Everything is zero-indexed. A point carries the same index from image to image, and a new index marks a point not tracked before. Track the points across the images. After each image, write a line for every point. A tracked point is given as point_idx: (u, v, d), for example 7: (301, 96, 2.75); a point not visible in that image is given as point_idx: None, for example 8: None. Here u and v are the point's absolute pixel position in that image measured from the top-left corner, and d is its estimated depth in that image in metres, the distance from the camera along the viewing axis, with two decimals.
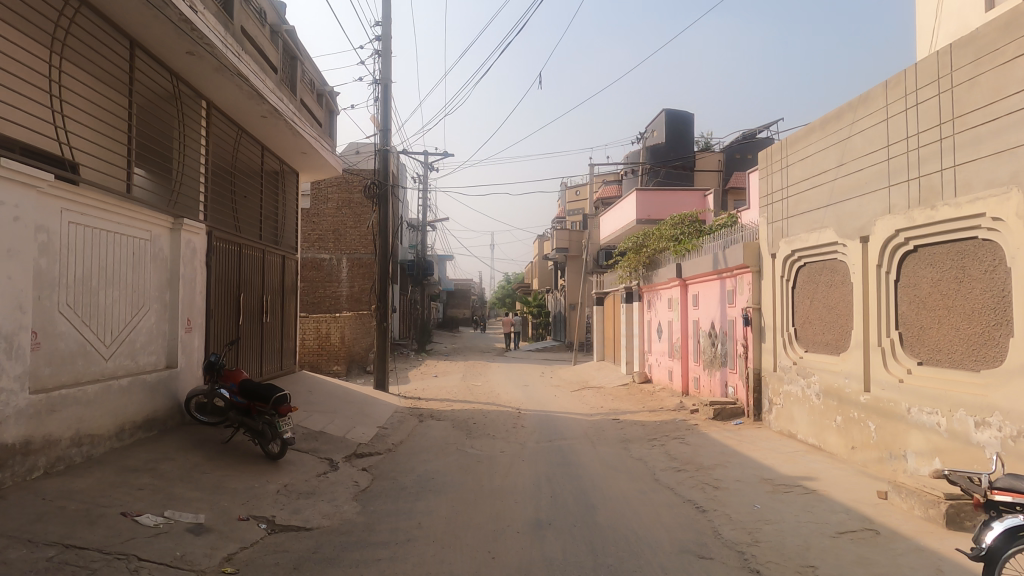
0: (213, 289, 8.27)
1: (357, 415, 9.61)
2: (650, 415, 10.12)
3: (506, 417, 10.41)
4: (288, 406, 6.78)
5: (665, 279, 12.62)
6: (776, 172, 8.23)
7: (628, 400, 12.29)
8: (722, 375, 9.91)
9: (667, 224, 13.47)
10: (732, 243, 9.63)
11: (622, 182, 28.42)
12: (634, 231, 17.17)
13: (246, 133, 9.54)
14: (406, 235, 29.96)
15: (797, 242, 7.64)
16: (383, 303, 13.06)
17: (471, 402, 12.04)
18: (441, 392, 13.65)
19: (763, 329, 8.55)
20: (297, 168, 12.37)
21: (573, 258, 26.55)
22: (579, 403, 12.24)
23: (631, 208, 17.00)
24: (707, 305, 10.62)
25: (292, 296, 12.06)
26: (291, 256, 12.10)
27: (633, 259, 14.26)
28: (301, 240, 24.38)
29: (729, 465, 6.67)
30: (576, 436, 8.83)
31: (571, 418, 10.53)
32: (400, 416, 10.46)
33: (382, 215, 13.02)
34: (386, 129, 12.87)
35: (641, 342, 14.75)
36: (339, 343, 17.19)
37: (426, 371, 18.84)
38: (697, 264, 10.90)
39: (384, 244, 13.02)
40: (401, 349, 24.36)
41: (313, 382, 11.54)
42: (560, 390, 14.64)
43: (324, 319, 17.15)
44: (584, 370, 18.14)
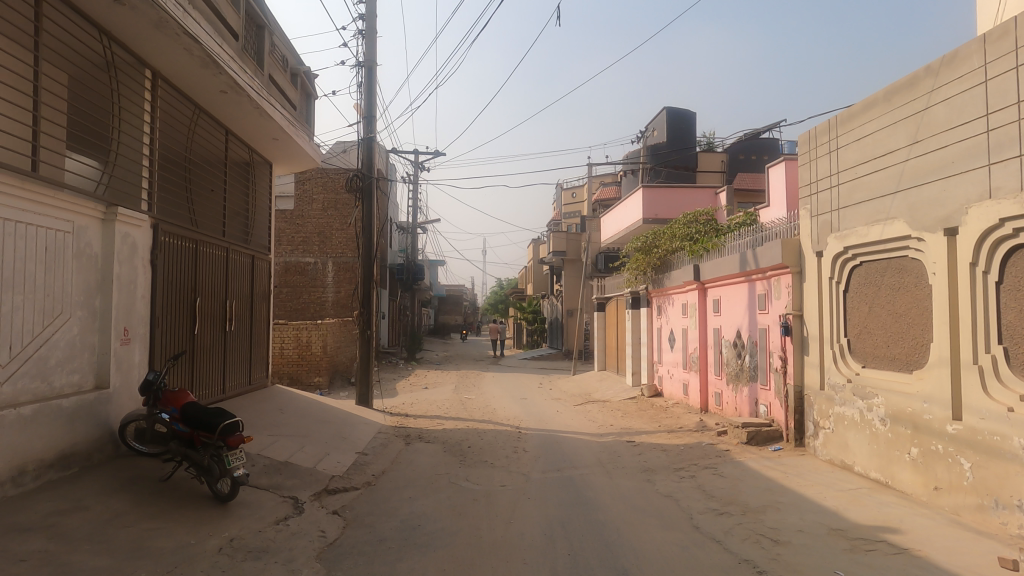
0: (159, 293, 6.99)
1: (334, 439, 8.31)
2: (670, 437, 8.87)
3: (505, 440, 9.13)
4: (237, 437, 5.39)
5: (679, 283, 11.47)
6: (823, 156, 7.09)
7: (639, 416, 11.04)
8: (751, 392, 8.75)
9: (678, 221, 12.32)
10: (763, 240, 8.49)
11: (622, 183, 27.31)
12: (639, 231, 16.02)
13: (206, 113, 8.30)
14: (396, 238, 28.64)
15: (851, 237, 6.49)
16: (368, 310, 11.80)
17: (465, 419, 10.77)
18: (432, 408, 12.38)
19: (806, 340, 7.39)
20: (271, 158, 11.13)
21: (571, 261, 25.36)
22: (585, 421, 11.00)
23: (636, 206, 15.82)
24: (733, 312, 9.47)
25: (264, 302, 10.81)
26: (263, 257, 10.83)
27: (641, 260, 13.09)
28: (284, 243, 23.04)
29: (782, 509, 5.45)
30: (589, 465, 7.59)
31: (579, 440, 9.28)
32: (384, 438, 9.18)
33: (367, 212, 11.78)
34: (370, 115, 11.66)
35: (649, 352, 13.58)
36: (321, 352, 15.86)
37: (416, 383, 17.54)
38: (719, 265, 9.76)
39: (369, 244, 11.78)
40: (389, 359, 23.01)
41: (287, 398, 10.23)
42: (562, 404, 13.38)
43: (305, 326, 15.85)
44: (585, 382, 16.88)
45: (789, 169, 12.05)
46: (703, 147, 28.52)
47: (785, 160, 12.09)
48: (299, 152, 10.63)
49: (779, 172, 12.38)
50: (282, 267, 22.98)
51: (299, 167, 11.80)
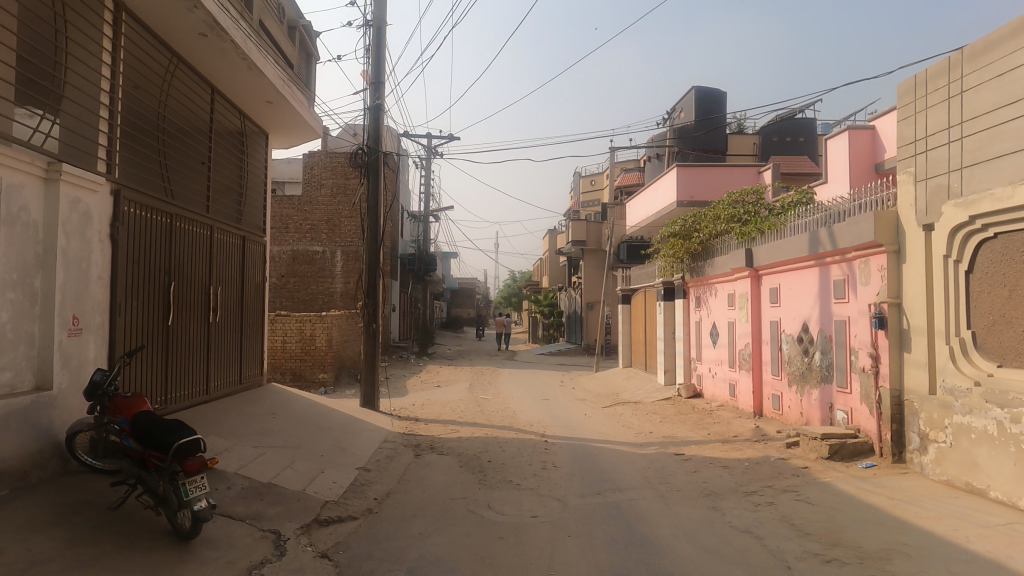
0: (122, 274, 5.78)
1: (333, 450, 7.10)
2: (726, 448, 7.57)
3: (532, 450, 7.88)
4: (197, 462, 4.17)
5: (725, 270, 10.16)
6: (938, 105, 5.76)
7: (681, 421, 9.75)
8: (824, 395, 7.48)
9: (721, 202, 10.98)
10: (840, 217, 7.15)
11: (645, 168, 25.93)
12: (672, 215, 14.69)
13: (185, 65, 7.11)
14: (407, 226, 27.44)
15: (981, 203, 5.16)
16: (373, 299, 10.57)
17: (483, 424, 9.53)
18: (446, 409, 11.16)
19: (906, 334, 6.08)
20: (268, 128, 9.94)
21: (592, 251, 24.05)
22: (620, 425, 9.74)
23: (669, 188, 14.49)
24: (797, 302, 8.16)
25: (258, 291, 9.65)
26: (256, 238, 9.63)
27: (677, 245, 11.72)
28: (291, 231, 21.93)
29: (913, 557, 4.14)
30: (637, 485, 6.31)
31: (617, 451, 8.00)
32: (392, 448, 7.96)
33: (372, 191, 10.54)
34: (377, 80, 10.40)
35: (686, 348, 12.29)
36: (326, 347, 14.69)
37: (428, 379, 16.32)
38: (781, 248, 8.45)
39: (374, 226, 10.55)
40: (400, 354, 21.86)
41: (283, 399, 9.05)
42: (590, 405, 12.10)
43: (308, 319, 14.67)
44: (610, 380, 15.59)
45: (852, 140, 10.87)
46: (731, 130, 27.11)
47: (848, 131, 10.91)
48: (298, 119, 9.42)
49: (840, 144, 11.20)
50: (288, 256, 21.84)
51: (298, 139, 10.58)
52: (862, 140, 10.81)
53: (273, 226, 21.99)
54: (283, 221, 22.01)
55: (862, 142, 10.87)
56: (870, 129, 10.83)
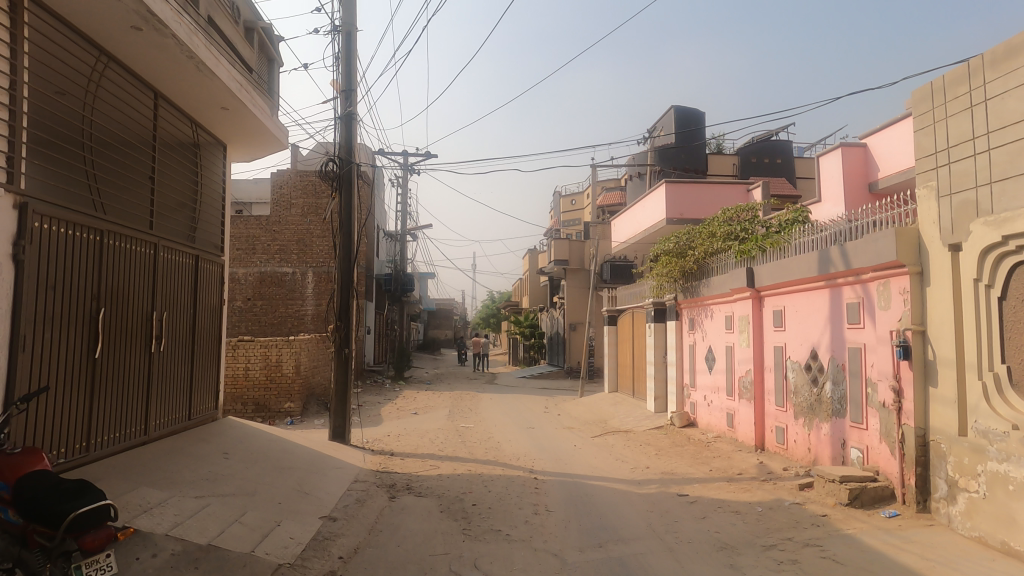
0: (29, 301, 4.91)
1: (289, 497, 6.18)
2: (731, 489, 6.83)
3: (517, 493, 7.05)
4: (99, 537, 3.45)
5: (724, 292, 9.57)
6: (959, 113, 5.19)
7: (678, 455, 8.99)
8: (835, 430, 6.78)
9: (715, 220, 10.44)
10: (853, 234, 6.59)
11: (627, 188, 25.54)
12: (660, 233, 14.13)
13: (119, 65, 6.34)
14: (383, 246, 26.61)
15: (1015, 221, 4.55)
16: (345, 323, 9.71)
17: (462, 460, 8.68)
18: (422, 441, 10.28)
19: (931, 366, 5.43)
20: (225, 138, 9.15)
21: (575, 271, 23.48)
22: (612, 459, 8.96)
23: (656, 206, 13.95)
24: (803, 326, 7.53)
25: (214, 316, 8.79)
26: (212, 259, 8.77)
27: (670, 264, 11.17)
28: (261, 251, 20.99)
29: None
30: (636, 536, 5.53)
31: (611, 492, 7.21)
32: (363, 489, 7.08)
33: (345, 206, 9.76)
34: (348, 87, 9.69)
35: (679, 373, 11.63)
36: (294, 373, 13.71)
37: (404, 407, 15.40)
38: (785, 268, 7.85)
39: (347, 244, 9.74)
40: (374, 379, 20.85)
41: (239, 435, 8.11)
42: (577, 435, 11.32)
43: (274, 343, 13.71)
44: (597, 407, 14.83)
45: (845, 157, 10.17)
46: (713, 150, 26.91)
47: (841, 147, 10.24)
48: (258, 128, 8.65)
49: (832, 161, 10.52)
50: (256, 277, 20.86)
51: (259, 151, 9.79)
52: (855, 157, 10.13)
53: (239, 247, 21.02)
54: (251, 241, 21.07)
55: (855, 160, 10.20)
56: (862, 145, 10.18)
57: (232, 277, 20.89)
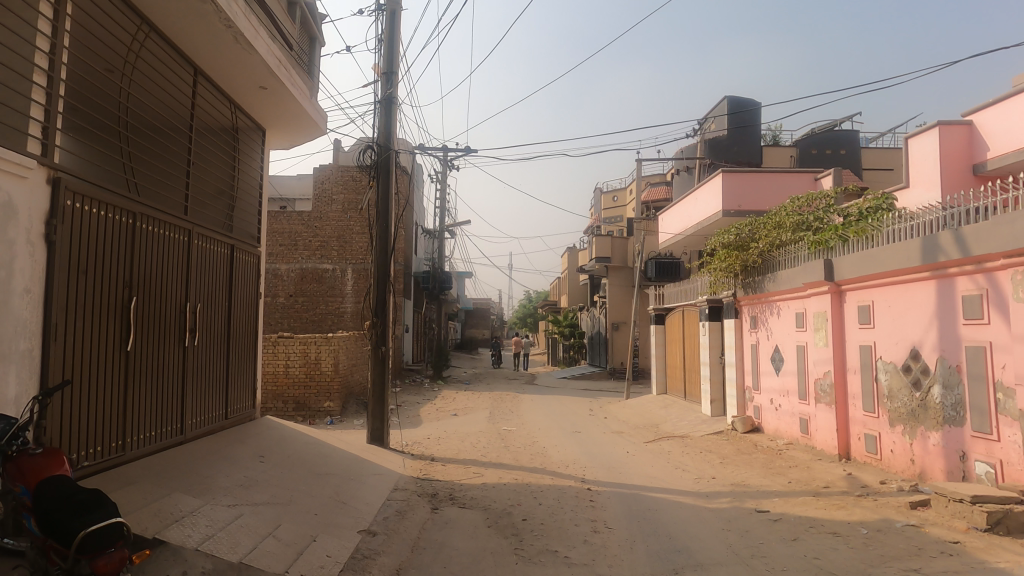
0: (61, 286, 4.49)
1: (327, 507, 5.70)
2: (821, 506, 6.04)
3: (577, 503, 6.40)
4: (114, 560, 2.87)
5: (795, 286, 8.75)
6: None
7: (747, 463, 8.22)
8: (950, 440, 6.00)
9: (783, 209, 9.62)
10: (972, 218, 5.82)
11: (674, 182, 24.66)
12: (715, 226, 13.28)
13: (160, 37, 5.95)
14: (422, 244, 26.28)
15: None
16: (382, 319, 9.22)
17: (511, 466, 8.08)
18: (465, 444, 9.74)
19: None
20: (265, 123, 8.78)
21: (618, 268, 22.70)
22: (673, 467, 8.24)
23: (711, 196, 13.11)
24: (900, 322, 6.77)
25: (250, 311, 8.40)
26: (248, 250, 8.37)
27: (730, 256, 10.33)
28: (302, 248, 20.86)
29: None
30: (722, 559, 4.82)
31: (681, 504, 6.50)
32: (405, 499, 6.55)
33: (381, 196, 9.29)
34: (391, 71, 9.22)
35: (739, 375, 10.81)
36: (333, 372, 13.36)
37: (444, 407, 14.92)
38: (876, 259, 7.05)
39: (383, 235, 9.25)
40: (412, 378, 20.46)
41: (276, 438, 7.69)
42: (629, 439, 10.61)
43: (313, 340, 13.38)
44: (646, 409, 14.08)
45: (944, 137, 9.48)
46: (765, 142, 25.79)
47: (939, 127, 9.54)
48: (297, 109, 8.27)
49: (924, 143, 9.79)
50: (297, 274, 20.72)
51: (298, 137, 9.42)
52: (956, 137, 9.47)
53: (280, 243, 20.90)
54: (293, 238, 20.94)
55: (955, 140, 9.52)
56: (965, 124, 9.51)
57: (274, 274, 20.78)
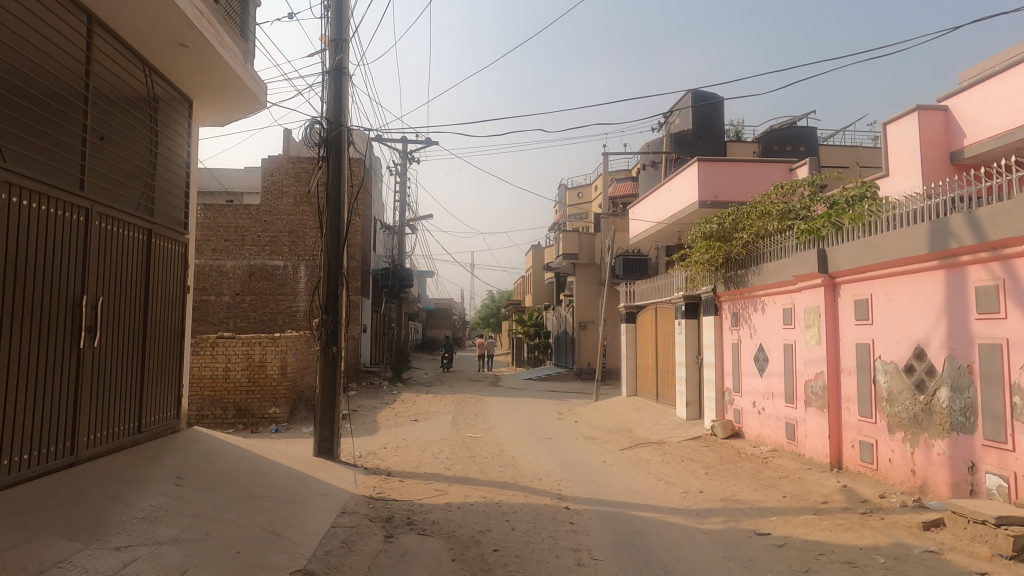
0: None
1: (253, 543, 4.66)
2: (824, 526, 5.32)
3: (552, 528, 5.52)
4: None
5: (783, 280, 8.10)
6: None
7: (733, 474, 7.50)
8: (957, 450, 5.30)
9: (765, 198, 8.98)
10: (985, 199, 5.16)
11: (640, 177, 24.14)
12: (690, 218, 12.67)
13: None
14: (382, 240, 25.13)
15: None
16: (332, 316, 8.07)
17: (476, 480, 7.19)
18: (425, 456, 8.79)
19: None
20: (191, 92, 7.68)
21: (585, 266, 22.03)
22: (654, 479, 7.49)
23: (686, 187, 12.48)
24: (899, 317, 6.11)
25: (174, 307, 7.29)
26: (172, 238, 7.27)
27: (711, 249, 9.65)
28: (250, 243, 19.51)
29: None
30: None
31: (669, 526, 5.73)
32: (351, 526, 5.57)
33: (332, 177, 8.24)
34: (340, 37, 8.21)
35: (720, 376, 10.14)
36: (279, 376, 12.22)
37: (403, 413, 13.90)
38: (872, 248, 6.39)
39: (335, 222, 8.19)
40: (370, 381, 19.35)
41: (202, 454, 6.60)
42: (603, 447, 9.84)
43: (258, 341, 12.23)
44: (617, 413, 13.36)
45: (921, 122, 8.77)
46: (731, 137, 25.51)
47: (917, 111, 8.84)
48: (226, 74, 7.20)
49: (901, 129, 9.08)
50: (245, 271, 19.38)
51: (233, 113, 8.34)
52: (934, 122, 8.76)
53: (227, 238, 19.51)
54: (240, 233, 19.57)
55: (933, 126, 8.81)
56: (942, 109, 8.83)
57: (220, 271, 19.35)
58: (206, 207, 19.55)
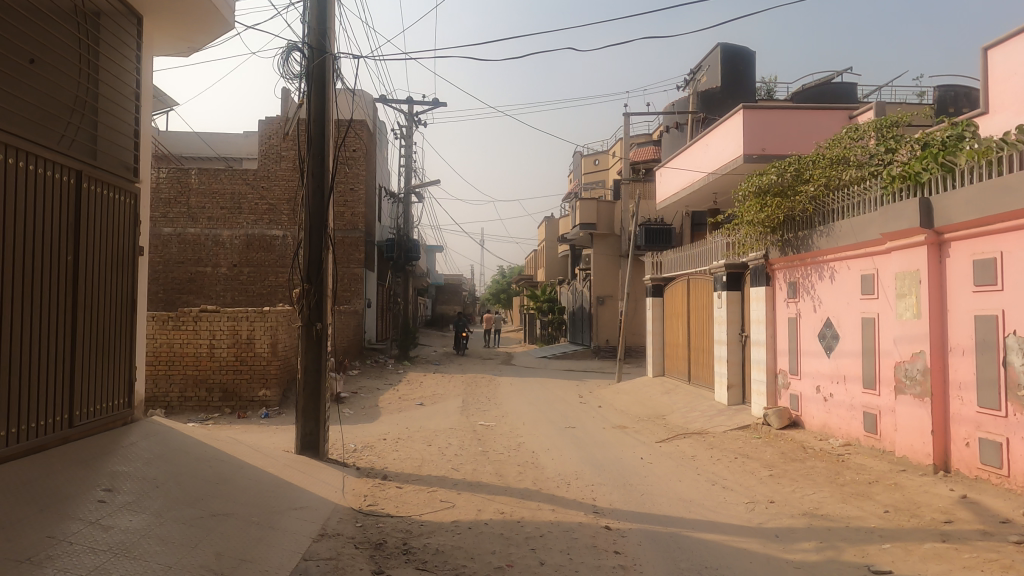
0: None
1: None
2: (967, 561, 3.93)
3: (594, 563, 4.14)
4: None
5: (865, 240, 6.59)
6: None
7: (807, 476, 6.10)
8: None
9: (835, 149, 7.49)
10: None
11: (663, 141, 22.44)
12: (732, 175, 11.13)
13: None
14: (387, 210, 23.73)
15: None
16: (316, 286, 6.65)
17: (492, 486, 5.88)
18: (428, 450, 7.49)
19: None
20: (139, 5, 6.24)
21: (604, 236, 20.53)
22: (709, 484, 6.14)
23: (728, 140, 10.93)
24: None
25: (121, 272, 5.88)
26: (118, 186, 5.85)
27: (765, 207, 8.15)
28: (246, 211, 18.19)
29: None
30: None
31: (747, 554, 4.37)
32: (332, 556, 4.25)
33: (314, 116, 6.75)
34: None
35: (771, 357, 8.74)
36: (269, 354, 10.93)
37: (408, 395, 12.62)
38: (1002, 194, 4.87)
39: (317, 171, 6.74)
40: (375, 359, 18.11)
41: (154, 454, 5.30)
42: (637, 437, 8.49)
43: (244, 315, 10.92)
44: (645, 396, 12.01)
45: None
46: (761, 97, 23.66)
47: None
48: None
49: (1009, 54, 7.47)
50: (242, 241, 18.06)
51: (194, 37, 6.92)
52: None
53: (222, 206, 18.13)
54: (236, 201, 18.20)
55: None
56: None
57: (215, 240, 17.99)
58: (200, 171, 18.10)
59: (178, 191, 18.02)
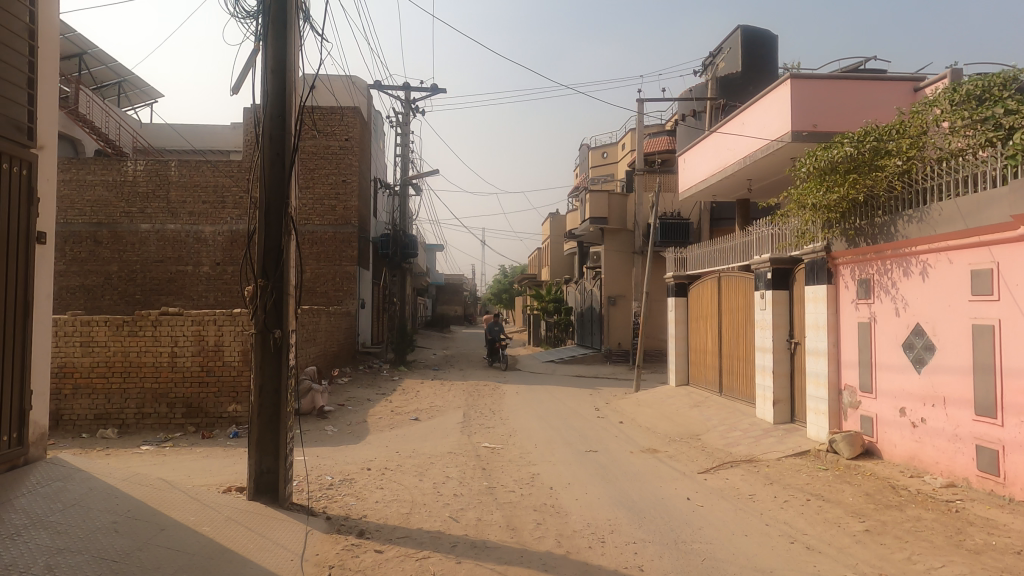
0: None
1: None
2: None
3: None
4: None
5: (985, 225, 5.12)
6: None
7: (920, 536, 4.61)
8: None
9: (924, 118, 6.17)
10: None
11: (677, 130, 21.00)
12: (774, 157, 9.68)
13: None
14: (382, 203, 22.30)
15: None
16: (276, 282, 5.19)
17: (504, 549, 4.40)
18: (420, 487, 6.03)
19: None
20: None
21: (616, 232, 19.09)
22: (790, 543, 4.65)
23: (771, 116, 9.47)
24: None
25: (9, 259, 4.30)
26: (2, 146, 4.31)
27: (832, 188, 6.71)
28: (229, 204, 16.71)
29: None
30: None
31: None
32: None
33: (273, 63, 5.26)
34: None
35: (834, 369, 7.30)
36: (240, 363, 9.48)
37: (401, 408, 11.16)
38: None
39: (277, 133, 5.26)
40: (369, 365, 16.67)
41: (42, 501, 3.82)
42: (677, 467, 7.00)
43: (211, 318, 9.47)
44: (671, 410, 10.53)
45: None
46: None
47: None
48: None
49: None
50: (225, 237, 16.62)
51: None
52: None
53: (202, 199, 16.63)
54: (220, 194, 16.70)
55: None
56: None
57: (196, 237, 16.54)
58: (180, 162, 16.59)
59: (157, 183, 16.49)
